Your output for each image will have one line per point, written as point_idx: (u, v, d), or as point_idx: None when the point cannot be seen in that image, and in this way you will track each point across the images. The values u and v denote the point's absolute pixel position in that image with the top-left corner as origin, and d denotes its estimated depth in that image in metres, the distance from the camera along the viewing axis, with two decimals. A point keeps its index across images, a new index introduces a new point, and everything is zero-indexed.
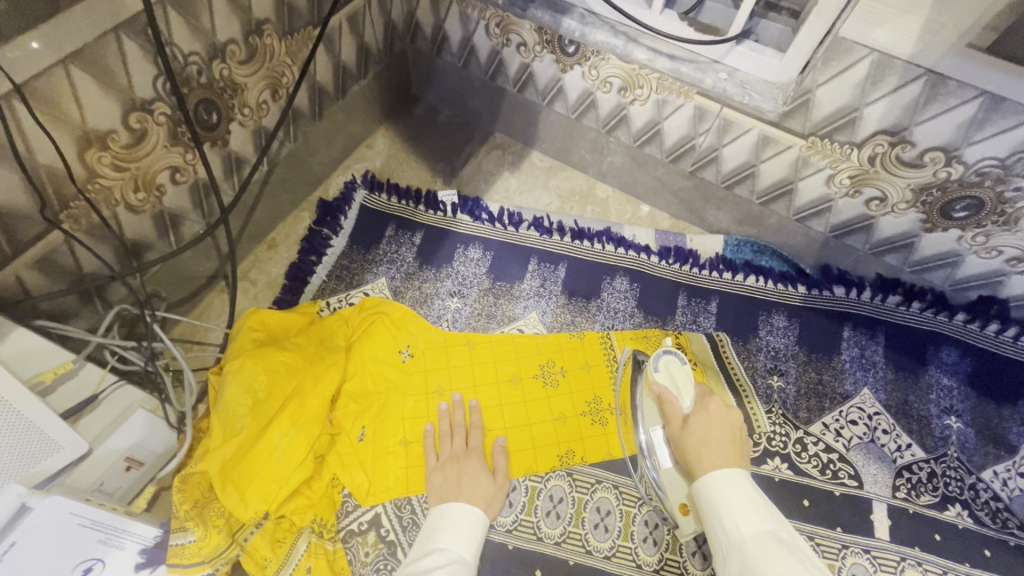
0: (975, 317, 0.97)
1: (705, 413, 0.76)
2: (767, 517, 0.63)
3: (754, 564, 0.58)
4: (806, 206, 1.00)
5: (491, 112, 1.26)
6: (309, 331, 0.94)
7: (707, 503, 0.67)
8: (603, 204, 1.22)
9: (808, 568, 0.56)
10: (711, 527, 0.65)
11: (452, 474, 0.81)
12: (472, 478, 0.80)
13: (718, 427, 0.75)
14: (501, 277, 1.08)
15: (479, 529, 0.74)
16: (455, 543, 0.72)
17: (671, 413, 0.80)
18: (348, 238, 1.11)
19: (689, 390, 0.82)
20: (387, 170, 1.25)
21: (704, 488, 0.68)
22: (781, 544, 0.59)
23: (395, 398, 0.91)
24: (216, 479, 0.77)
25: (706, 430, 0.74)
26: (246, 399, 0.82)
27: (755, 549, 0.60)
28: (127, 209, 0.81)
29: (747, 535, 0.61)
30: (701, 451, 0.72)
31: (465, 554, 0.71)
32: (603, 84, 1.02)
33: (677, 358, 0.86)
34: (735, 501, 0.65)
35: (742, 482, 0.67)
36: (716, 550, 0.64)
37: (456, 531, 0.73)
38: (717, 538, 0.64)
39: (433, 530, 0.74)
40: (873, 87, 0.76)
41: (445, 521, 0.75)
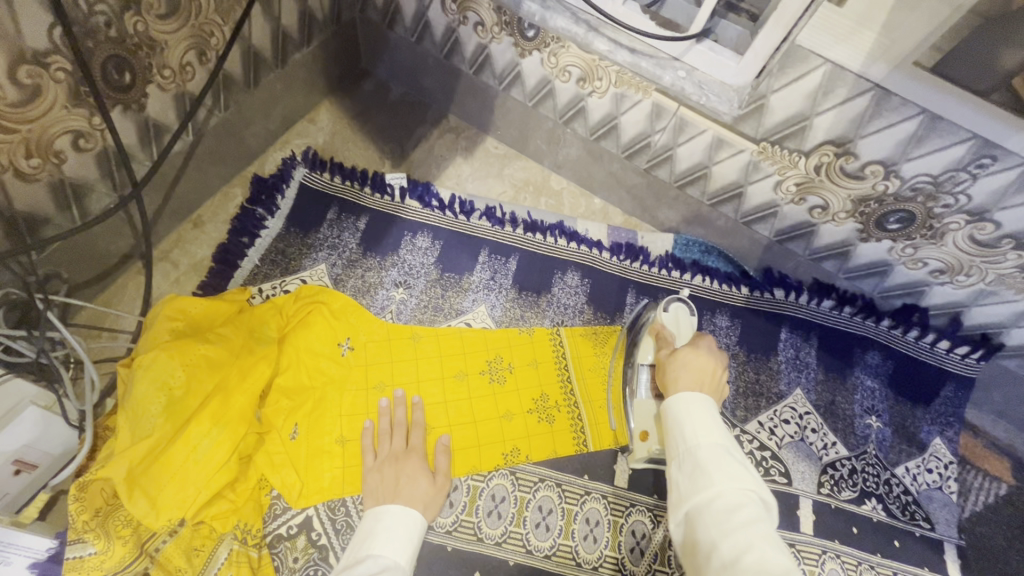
0: (898, 323, 1.03)
1: (696, 348, 0.79)
2: (725, 432, 0.65)
3: (705, 467, 0.61)
4: (753, 209, 1.01)
5: (445, 93, 1.20)
6: (236, 321, 0.87)
7: (672, 414, 0.69)
8: (557, 196, 1.20)
9: (754, 480, 0.59)
10: (672, 435, 0.68)
11: (389, 475, 0.78)
12: (411, 480, 0.77)
13: (703, 360, 0.77)
14: (449, 268, 1.04)
15: (416, 532, 0.71)
16: (389, 549, 0.68)
17: (665, 345, 0.85)
18: (285, 219, 1.03)
19: (687, 337, 0.88)
20: (331, 148, 1.17)
21: (672, 399, 0.71)
22: (733, 453, 0.62)
23: (332, 393, 0.86)
24: (122, 486, 0.69)
25: (689, 359, 0.77)
26: (159, 397, 0.74)
27: (708, 456, 0.62)
28: (17, 176, 0.70)
29: (703, 442, 0.64)
30: (679, 372, 0.76)
31: (399, 559, 0.67)
32: (562, 74, 0.99)
33: (684, 310, 0.91)
34: (699, 416, 0.67)
35: (709, 402, 0.70)
36: (672, 454, 0.66)
37: (391, 536, 0.69)
38: (674, 445, 0.67)
39: (366, 538, 0.70)
40: (824, 97, 0.77)
41: (380, 527, 0.71)
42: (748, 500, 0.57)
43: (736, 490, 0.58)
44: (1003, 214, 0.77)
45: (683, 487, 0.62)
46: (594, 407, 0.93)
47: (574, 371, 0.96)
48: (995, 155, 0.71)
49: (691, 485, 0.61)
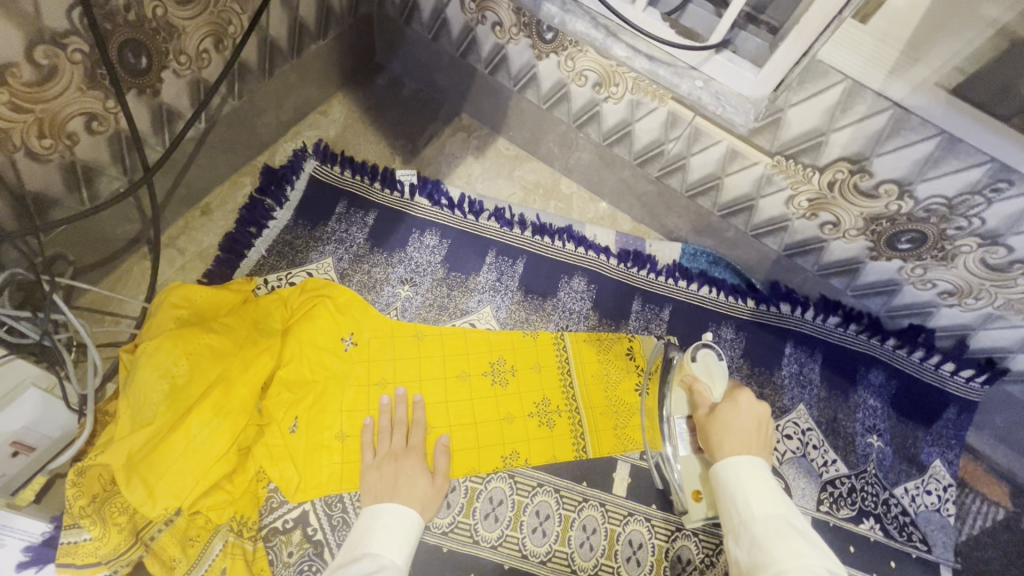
0: (903, 343, 1.02)
1: (734, 405, 0.82)
2: (778, 501, 0.68)
3: (763, 541, 0.63)
4: (763, 222, 1.01)
5: (459, 92, 1.20)
6: (240, 311, 0.86)
7: (722, 485, 0.73)
8: (566, 199, 1.19)
9: (812, 550, 0.61)
10: (726, 507, 0.71)
11: (387, 473, 0.77)
12: (409, 481, 0.76)
13: (744, 418, 0.80)
14: (456, 267, 1.04)
15: (414, 532, 0.71)
16: (386, 548, 0.68)
17: (701, 401, 0.87)
18: (293, 211, 1.03)
19: (722, 387, 0.88)
20: (342, 141, 1.17)
21: (721, 467, 0.74)
22: (790, 526, 0.64)
23: (334, 388, 0.85)
24: (119, 473, 0.68)
25: (731, 420, 0.80)
26: (161, 385, 0.73)
27: (765, 530, 0.64)
28: (29, 156, 0.70)
29: (757, 515, 0.67)
30: (725, 435, 0.78)
31: (396, 559, 0.67)
32: (578, 77, 0.98)
33: (714, 356, 0.91)
34: (749, 486, 0.70)
35: (757, 466, 0.72)
36: (728, 528, 0.69)
37: (389, 535, 0.69)
38: (729, 517, 0.70)
39: (364, 537, 0.70)
40: (842, 114, 0.76)
41: (378, 526, 0.70)
42: (809, 570, 0.59)
43: (796, 561, 0.60)
44: (1016, 239, 0.77)
45: (743, 562, 0.64)
46: (596, 414, 0.93)
47: (577, 377, 0.95)
48: (1011, 179, 0.71)
49: (750, 558, 0.63)
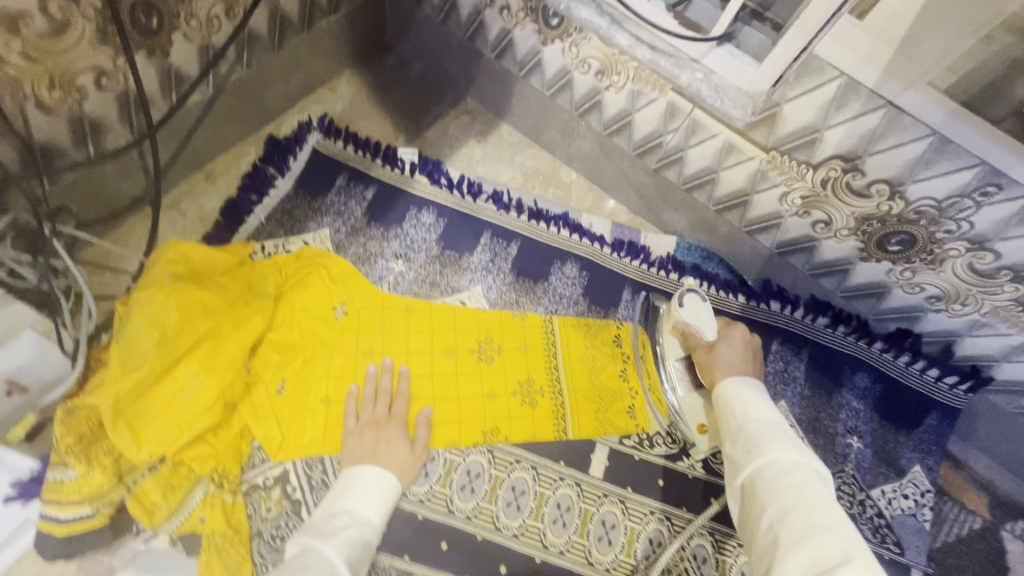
0: (890, 347, 1.03)
1: (730, 342, 0.84)
2: (775, 412, 0.69)
3: (757, 438, 0.65)
4: (756, 219, 1.01)
5: (465, 76, 1.21)
6: (236, 273, 0.88)
7: (723, 398, 0.75)
8: (565, 188, 1.21)
9: (805, 450, 0.62)
10: (724, 416, 0.73)
11: (367, 439, 0.79)
12: (389, 447, 0.79)
13: (739, 351, 0.83)
14: (450, 246, 1.05)
15: (390, 494, 0.73)
16: (362, 506, 0.70)
17: (695, 342, 0.88)
18: (294, 181, 1.05)
19: (712, 325, 0.88)
20: (347, 118, 1.18)
21: (722, 386, 0.77)
22: (785, 429, 0.66)
23: (322, 354, 0.87)
24: (108, 415, 0.70)
25: (730, 355, 0.82)
26: (152, 334, 0.75)
27: (761, 429, 0.66)
28: (39, 106, 0.72)
29: (753, 419, 0.68)
30: (726, 366, 0.80)
31: (372, 517, 0.69)
32: (582, 65, 0.99)
33: (699, 298, 0.92)
34: (748, 397, 0.72)
35: (756, 386, 0.75)
36: (725, 434, 0.70)
37: (366, 495, 0.71)
38: (728, 425, 0.71)
39: (342, 492, 0.72)
40: (837, 111, 0.77)
41: (356, 485, 0.72)
42: (801, 464, 0.59)
43: (788, 456, 0.61)
44: (1004, 244, 0.77)
45: (736, 459, 0.65)
46: (578, 396, 0.94)
47: (562, 360, 0.97)
48: (1000, 183, 0.71)
49: (744, 455, 0.64)
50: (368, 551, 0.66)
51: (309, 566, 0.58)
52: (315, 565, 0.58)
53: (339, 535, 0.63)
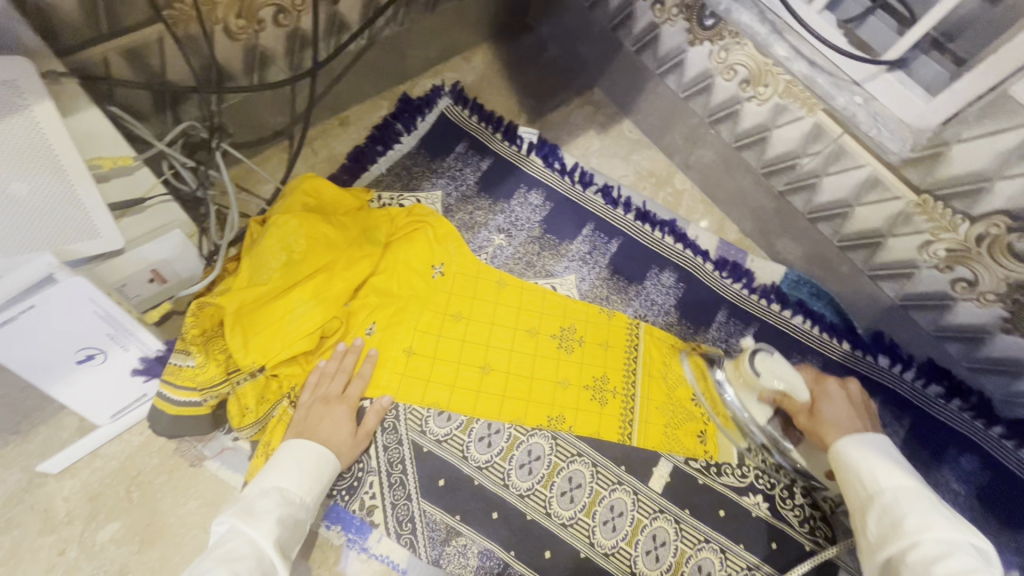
0: (1012, 435, 0.93)
1: (833, 401, 0.84)
2: (908, 476, 0.66)
3: (898, 515, 0.62)
4: (885, 264, 0.93)
5: (599, 66, 1.21)
6: (356, 215, 0.94)
7: (842, 461, 0.72)
8: (676, 195, 1.17)
9: (956, 527, 0.58)
10: (849, 483, 0.70)
11: (308, 413, 0.79)
12: (328, 424, 0.78)
13: (843, 407, 0.83)
14: (553, 230, 1.06)
15: (326, 473, 0.73)
16: (296, 483, 0.69)
17: (792, 406, 0.86)
18: (418, 139, 1.09)
19: (802, 386, 0.84)
20: (476, 88, 1.21)
21: (838, 447, 0.74)
22: (926, 500, 0.62)
23: (413, 307, 0.92)
24: (229, 318, 0.77)
25: (836, 414, 0.82)
26: (280, 255, 0.82)
27: (901, 503, 0.63)
28: (225, 32, 0.80)
29: (886, 489, 0.66)
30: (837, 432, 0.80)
31: (305, 497, 0.69)
32: (726, 71, 0.95)
33: (770, 356, 0.88)
34: (874, 460, 0.69)
35: (876, 445, 0.72)
36: (854, 503, 0.68)
37: (300, 475, 0.70)
38: (856, 493, 0.69)
39: (269, 470, 0.70)
40: (1018, 161, 0.69)
41: (286, 463, 0.71)
42: (952, 546, 0.56)
43: (937, 537, 0.58)
44: None
45: (875, 539, 0.63)
46: (651, 405, 0.92)
47: (642, 365, 0.95)
48: None
49: (885, 535, 0.62)
50: (296, 532, 0.65)
51: (236, 550, 0.56)
52: (242, 552, 0.56)
53: (267, 515, 0.62)
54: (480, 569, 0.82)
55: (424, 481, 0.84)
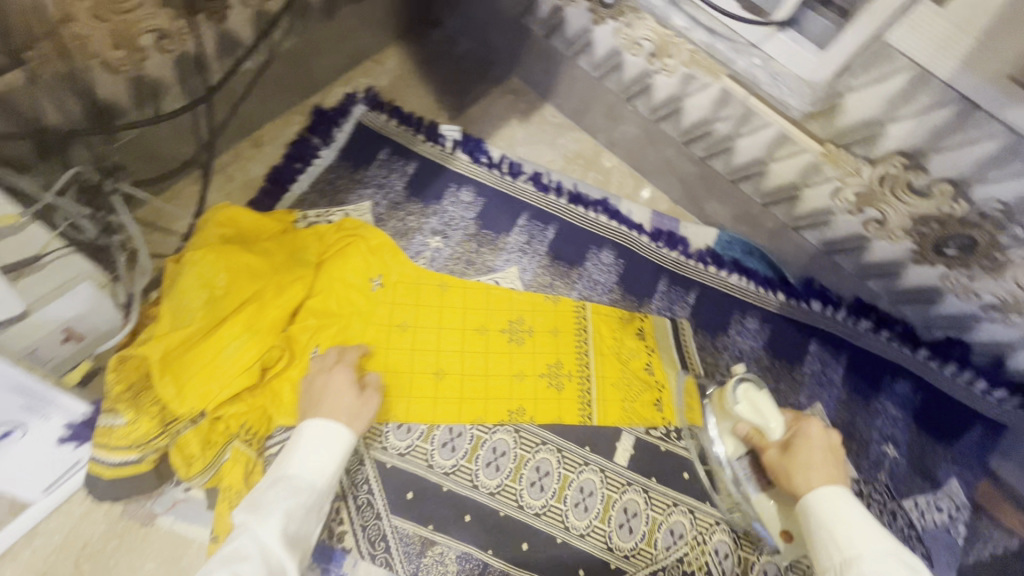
0: (936, 356, 0.99)
1: (809, 441, 0.78)
2: (888, 543, 0.64)
3: None
4: (804, 215, 0.98)
5: (512, 54, 1.20)
6: (280, 239, 0.90)
7: (814, 514, 0.70)
8: (606, 173, 1.19)
9: None
10: (821, 542, 0.68)
11: (315, 384, 0.78)
12: (332, 390, 0.77)
13: (820, 450, 0.77)
14: (488, 225, 1.05)
15: (339, 449, 0.72)
16: (309, 467, 0.70)
17: (764, 444, 0.83)
18: (338, 151, 1.06)
19: (775, 421, 0.82)
20: (392, 90, 1.18)
21: (810, 498, 0.71)
22: None
23: (356, 323, 0.90)
24: (155, 367, 0.73)
25: (808, 456, 0.76)
26: (201, 293, 0.78)
27: None
28: (106, 66, 0.74)
29: (867, 556, 0.63)
30: (806, 472, 0.75)
31: (320, 479, 0.69)
32: (633, 46, 0.97)
33: (757, 388, 0.86)
34: (851, 520, 0.67)
35: (852, 501, 0.70)
36: (827, 568, 0.65)
37: (312, 455, 0.70)
38: (828, 557, 0.66)
39: (286, 454, 0.71)
40: (904, 103, 0.73)
41: (303, 443, 0.71)
42: None
43: None
44: None
45: None
46: (606, 383, 0.94)
47: (592, 345, 0.96)
48: None
49: None
50: (314, 518, 0.68)
51: (242, 550, 0.58)
52: (247, 551, 0.58)
53: (280, 506, 0.64)
54: (461, 573, 0.82)
55: (392, 497, 0.83)
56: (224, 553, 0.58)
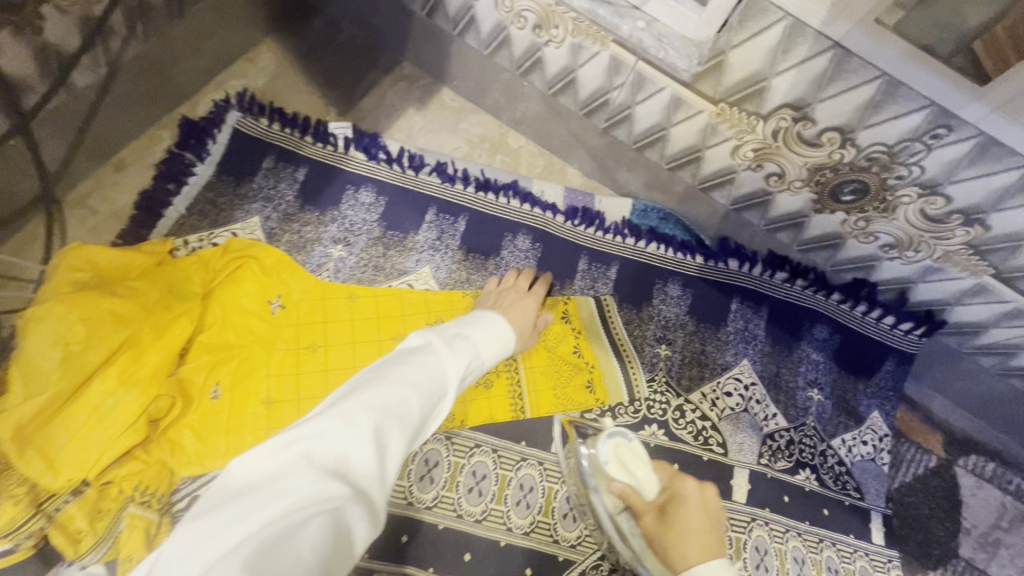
0: (847, 298, 1.03)
1: (681, 500, 0.77)
2: None
3: None
4: (710, 175, 0.97)
5: (398, 37, 1.12)
6: (155, 273, 0.80)
7: None
8: (514, 154, 1.14)
9: None
10: None
11: (509, 297, 0.90)
12: (518, 306, 0.88)
13: (695, 511, 0.75)
14: (394, 226, 0.99)
15: (506, 343, 0.78)
16: (485, 341, 0.75)
17: (640, 503, 0.79)
18: (216, 165, 0.96)
19: (647, 479, 0.81)
20: (271, 91, 1.09)
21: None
22: None
23: (259, 352, 0.83)
24: (14, 443, 0.63)
25: (684, 519, 0.75)
26: (54, 352, 0.67)
27: None
28: None
29: None
30: (682, 541, 0.73)
31: (486, 356, 0.74)
32: (517, 19, 0.91)
33: (629, 442, 0.84)
34: None
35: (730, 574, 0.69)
36: None
37: (490, 338, 0.76)
38: None
39: (484, 322, 0.78)
40: (784, 56, 0.72)
41: (481, 327, 0.76)
42: None
43: None
44: (955, 188, 0.75)
45: None
46: (534, 372, 0.92)
47: None
48: (950, 125, 0.68)
49: None
50: (476, 368, 0.72)
51: (426, 364, 0.64)
52: (432, 370, 0.63)
53: (460, 352, 0.68)
54: None
55: None
56: (400, 358, 0.65)
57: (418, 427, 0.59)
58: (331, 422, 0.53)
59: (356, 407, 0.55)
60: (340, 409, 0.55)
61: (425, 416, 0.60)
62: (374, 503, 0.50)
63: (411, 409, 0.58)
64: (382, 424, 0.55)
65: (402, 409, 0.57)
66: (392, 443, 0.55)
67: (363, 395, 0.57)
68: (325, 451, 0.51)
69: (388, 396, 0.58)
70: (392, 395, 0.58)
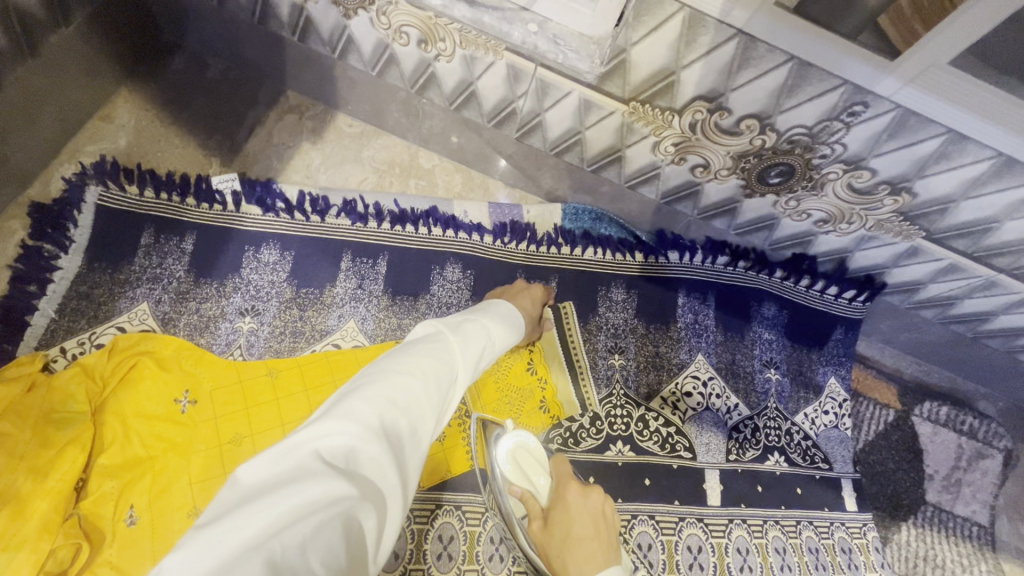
0: (789, 273, 1.02)
1: (566, 506, 0.65)
2: None
3: None
4: (634, 173, 0.92)
5: (274, 67, 1.00)
6: (27, 404, 0.69)
7: None
8: (428, 175, 1.05)
9: None
10: None
11: (514, 285, 0.86)
12: (526, 292, 0.85)
13: (580, 520, 0.64)
14: (307, 282, 0.90)
15: (516, 335, 0.74)
16: (496, 329, 0.70)
17: (533, 510, 0.68)
18: (83, 253, 0.84)
19: (542, 479, 0.71)
20: (138, 151, 0.96)
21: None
22: None
23: (174, 460, 0.71)
24: None
25: (569, 526, 0.63)
26: None
27: None
28: None
29: None
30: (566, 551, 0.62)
31: (496, 343, 0.69)
32: (398, 35, 0.81)
33: (527, 441, 0.73)
34: None
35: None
36: None
37: (501, 326, 0.71)
38: None
39: (488, 313, 0.72)
40: (688, 48, 0.66)
41: (493, 317, 0.72)
42: None
43: None
44: (878, 161, 0.72)
45: None
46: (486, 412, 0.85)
47: None
48: (866, 101, 0.64)
49: None
50: (486, 353, 0.67)
51: (437, 349, 0.59)
52: (443, 357, 0.58)
53: (468, 342, 0.63)
54: None
55: None
56: (408, 347, 0.58)
57: (432, 416, 0.54)
58: (336, 414, 0.46)
59: (366, 398, 0.49)
60: (346, 401, 0.48)
61: (437, 406, 0.55)
62: (390, 499, 0.45)
63: (423, 401, 0.53)
64: (394, 416, 0.49)
65: (414, 399, 0.51)
66: (403, 439, 0.49)
67: (369, 385, 0.51)
68: (342, 440, 0.44)
69: (399, 386, 0.51)
70: (401, 386, 0.52)
